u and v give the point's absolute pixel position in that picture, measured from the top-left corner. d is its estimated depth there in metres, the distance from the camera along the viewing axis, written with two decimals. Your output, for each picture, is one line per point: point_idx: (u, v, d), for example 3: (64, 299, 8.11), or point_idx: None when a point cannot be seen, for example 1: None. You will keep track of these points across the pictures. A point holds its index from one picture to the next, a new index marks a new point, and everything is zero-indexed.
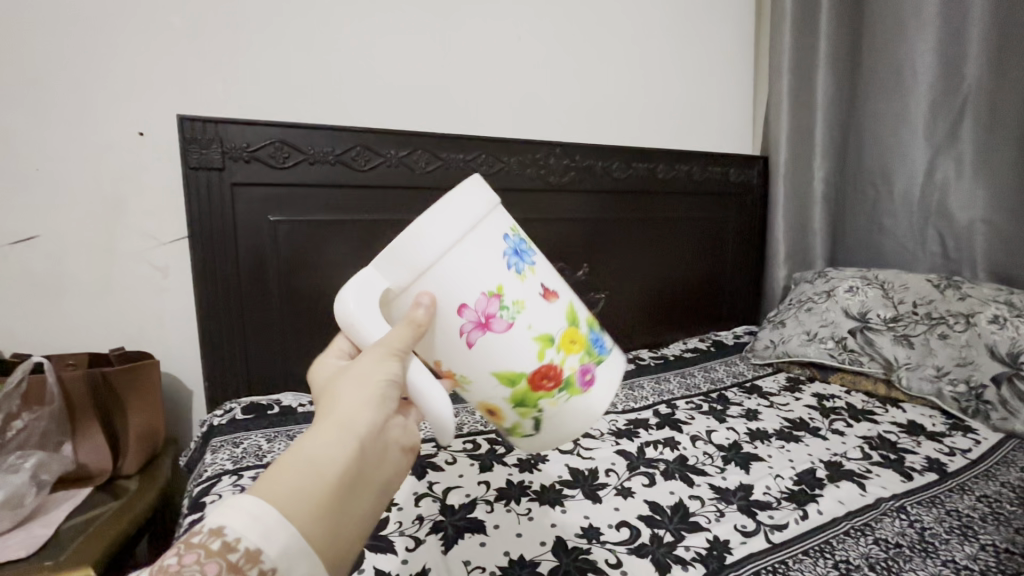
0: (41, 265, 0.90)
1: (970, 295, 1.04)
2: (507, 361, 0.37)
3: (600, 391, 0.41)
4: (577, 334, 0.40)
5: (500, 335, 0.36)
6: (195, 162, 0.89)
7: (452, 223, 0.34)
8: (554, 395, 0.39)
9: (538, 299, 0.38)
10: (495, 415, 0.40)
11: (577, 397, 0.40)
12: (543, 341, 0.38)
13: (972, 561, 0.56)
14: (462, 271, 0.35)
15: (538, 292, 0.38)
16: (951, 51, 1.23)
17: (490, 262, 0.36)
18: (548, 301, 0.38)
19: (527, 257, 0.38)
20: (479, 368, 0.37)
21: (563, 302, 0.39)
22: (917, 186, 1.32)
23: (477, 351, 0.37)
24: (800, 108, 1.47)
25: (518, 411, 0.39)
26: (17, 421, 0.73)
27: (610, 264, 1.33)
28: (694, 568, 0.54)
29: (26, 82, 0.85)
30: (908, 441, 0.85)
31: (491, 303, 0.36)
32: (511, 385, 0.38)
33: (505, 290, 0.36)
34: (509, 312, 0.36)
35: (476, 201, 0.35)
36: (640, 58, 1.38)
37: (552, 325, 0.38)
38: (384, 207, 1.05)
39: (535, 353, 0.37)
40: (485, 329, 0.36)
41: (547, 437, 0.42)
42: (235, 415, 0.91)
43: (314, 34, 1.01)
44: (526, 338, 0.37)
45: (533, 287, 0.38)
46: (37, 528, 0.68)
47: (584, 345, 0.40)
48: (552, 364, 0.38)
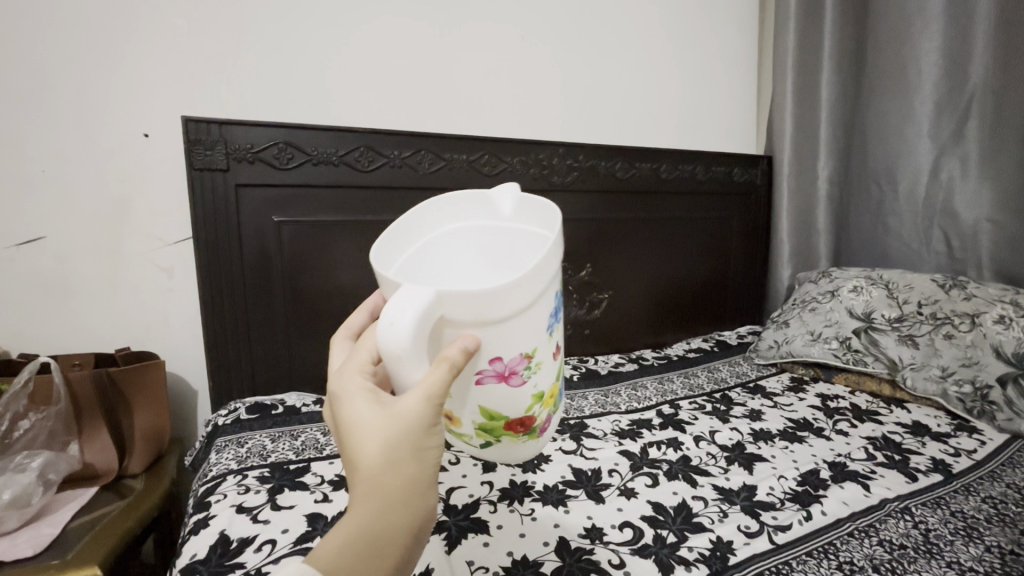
0: (48, 267, 0.90)
1: (975, 295, 1.04)
2: (498, 402, 0.35)
3: (546, 440, 0.41)
4: (555, 391, 0.39)
5: (511, 390, 0.35)
6: (199, 163, 0.89)
7: (528, 285, 0.32)
8: (516, 439, 0.38)
9: (550, 358, 0.37)
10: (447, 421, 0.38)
11: (531, 443, 0.39)
12: (536, 398, 0.36)
13: (977, 563, 0.55)
14: (521, 326, 0.33)
15: (553, 352, 0.37)
16: (956, 49, 1.22)
17: (538, 323, 0.34)
18: (553, 360, 0.37)
19: (558, 317, 0.37)
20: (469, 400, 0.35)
21: (560, 360, 0.39)
22: (922, 185, 1.31)
23: (480, 389, 0.34)
24: (805, 107, 1.46)
25: (475, 436, 0.37)
26: (24, 422, 0.74)
27: (614, 264, 1.33)
28: (697, 569, 0.54)
29: (32, 84, 0.85)
30: (913, 442, 0.85)
31: (521, 360, 0.34)
32: (489, 418, 0.36)
33: (537, 352, 0.35)
34: (529, 371, 0.35)
35: (548, 265, 0.33)
36: (644, 58, 1.37)
37: (549, 381, 0.37)
38: (387, 208, 1.05)
39: (526, 405, 0.36)
40: (504, 381, 0.34)
41: (486, 454, 0.40)
42: (240, 415, 0.91)
43: (317, 35, 1.01)
44: (528, 392, 0.35)
45: (551, 348, 0.37)
46: (45, 528, 0.68)
47: (556, 399, 0.39)
48: (531, 416, 0.37)
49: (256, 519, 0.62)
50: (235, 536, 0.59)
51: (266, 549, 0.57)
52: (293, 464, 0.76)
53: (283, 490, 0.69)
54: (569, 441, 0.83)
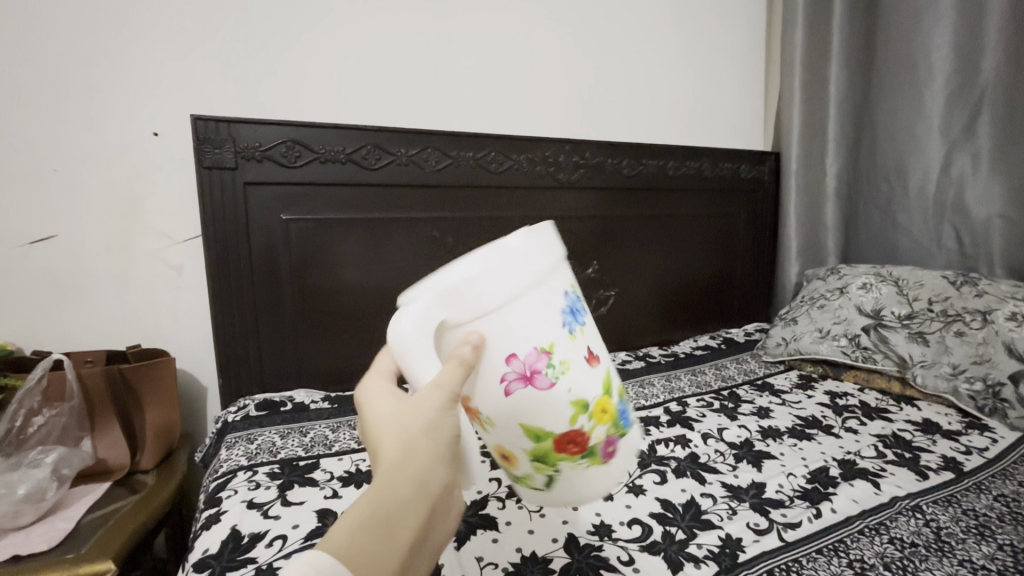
0: (60, 265, 0.91)
1: (986, 292, 1.03)
2: (535, 417, 0.34)
3: (617, 465, 0.38)
4: (609, 406, 0.36)
5: (541, 392, 0.33)
6: (209, 162, 0.90)
7: (517, 271, 0.31)
8: (575, 463, 0.35)
9: (582, 362, 0.35)
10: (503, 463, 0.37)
11: (595, 467, 0.36)
12: (578, 406, 0.34)
13: (990, 561, 0.55)
14: (524, 317, 0.32)
15: (583, 354, 0.35)
16: (968, 43, 1.21)
17: (547, 317, 0.33)
18: (591, 366, 0.35)
19: (579, 317, 0.36)
20: (506, 423, 0.34)
21: (603, 367, 0.36)
22: (933, 182, 1.30)
23: (511, 401, 0.33)
24: (814, 103, 1.45)
25: (533, 469, 0.36)
26: (37, 418, 0.75)
27: (620, 261, 1.33)
28: (707, 566, 0.54)
29: (44, 85, 0.86)
30: (923, 440, 0.84)
31: (540, 359, 0.33)
32: (535, 440, 0.34)
33: (555, 347, 0.33)
34: (554, 371, 0.33)
35: (540, 252, 0.33)
36: (651, 54, 1.37)
37: (590, 391, 0.35)
38: (395, 206, 1.05)
39: (568, 416, 0.34)
40: (528, 382, 0.33)
41: (556, 498, 0.38)
42: (249, 411, 0.92)
43: (325, 33, 1.02)
44: (564, 397, 0.34)
45: (579, 349, 0.35)
46: (59, 522, 0.69)
47: (614, 416, 0.36)
48: (582, 432, 0.35)
49: (267, 514, 0.63)
50: (247, 531, 0.60)
51: (277, 544, 0.57)
52: (303, 460, 0.77)
53: (293, 486, 0.69)
54: None
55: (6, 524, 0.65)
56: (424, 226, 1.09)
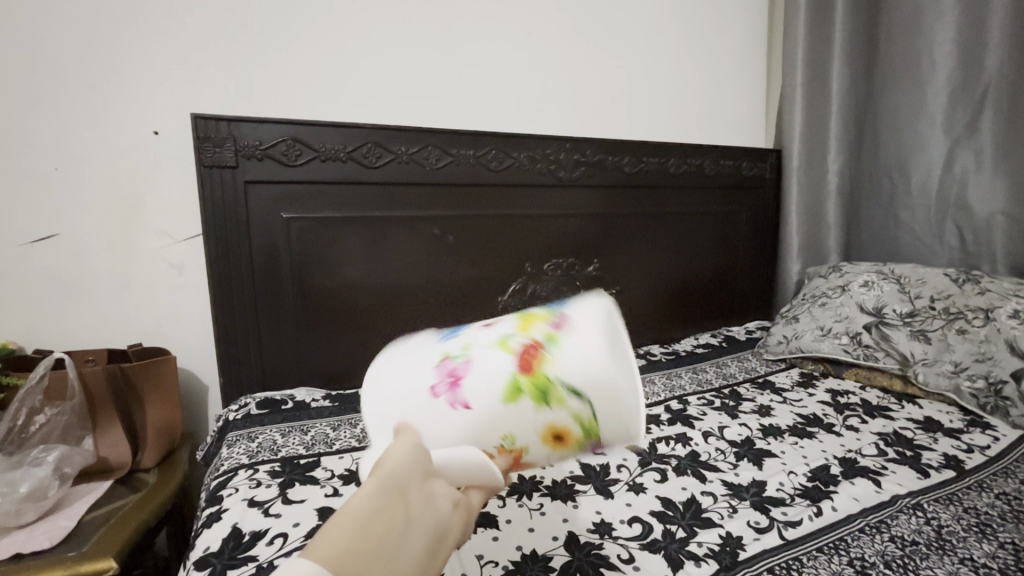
0: (62, 264, 0.91)
1: (989, 290, 1.03)
2: (493, 387, 0.35)
3: (577, 323, 0.39)
4: (526, 319, 0.40)
5: (470, 373, 0.35)
6: (209, 160, 0.90)
7: (385, 370, 0.39)
8: (552, 358, 0.36)
9: (479, 334, 0.39)
10: (563, 440, 0.36)
11: (567, 344, 0.37)
12: (501, 344, 0.37)
13: (990, 559, 0.55)
14: (416, 373, 0.37)
15: (476, 331, 0.39)
16: (972, 40, 1.20)
17: (428, 354, 0.38)
18: (488, 327, 0.40)
19: (460, 329, 0.41)
20: (495, 415, 0.35)
21: (503, 321, 0.41)
22: (935, 179, 1.29)
23: (475, 404, 0.34)
24: (817, 99, 1.44)
25: (562, 406, 0.35)
26: (39, 416, 0.75)
27: (621, 259, 1.33)
28: (707, 564, 0.54)
29: (45, 84, 0.86)
30: (925, 438, 0.84)
31: (446, 364, 0.37)
32: (518, 391, 0.35)
33: (448, 351, 0.38)
34: (462, 357, 0.37)
35: (395, 347, 0.42)
36: (652, 51, 1.36)
37: (499, 333, 0.38)
38: (395, 204, 1.05)
39: (502, 354, 0.36)
40: (457, 384, 0.35)
41: (604, 398, 0.36)
42: (250, 410, 0.92)
43: (325, 31, 1.01)
44: (484, 351, 0.37)
45: (473, 334, 0.39)
46: (61, 520, 0.69)
47: (535, 321, 0.40)
48: (525, 345, 0.37)
49: (267, 513, 0.63)
50: (247, 529, 0.60)
51: (278, 542, 0.57)
52: (303, 458, 0.77)
53: (294, 484, 0.69)
54: None
55: (9, 522, 0.65)
56: (424, 224, 1.09)
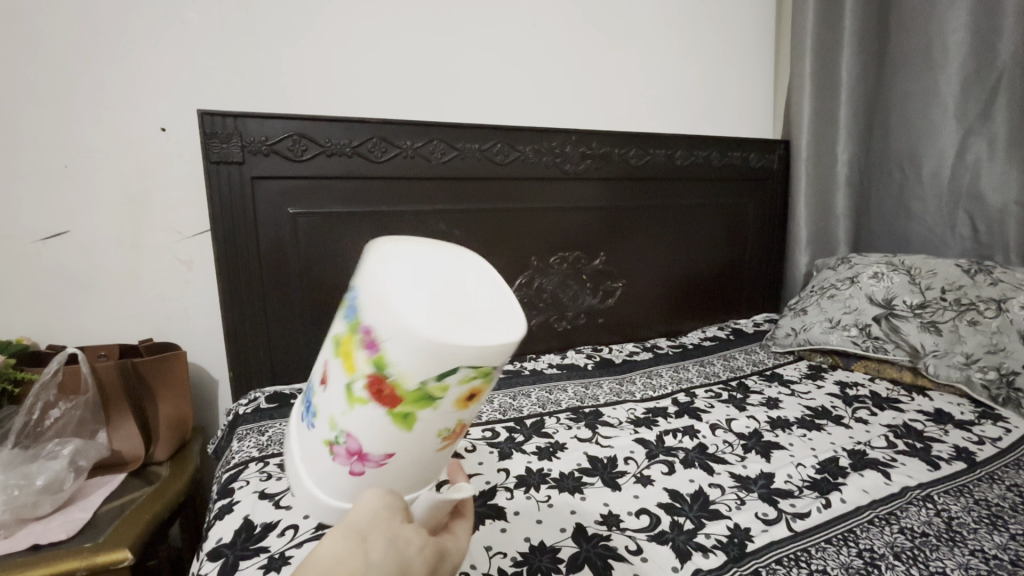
0: (73, 261, 0.93)
1: (1002, 281, 1.02)
2: (386, 432, 0.34)
3: (380, 302, 0.32)
4: (345, 344, 0.34)
5: (361, 439, 0.34)
6: (216, 156, 0.90)
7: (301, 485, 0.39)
8: (396, 377, 0.32)
9: (324, 392, 0.36)
10: (474, 396, 0.34)
11: (391, 350, 0.32)
12: (349, 402, 0.34)
13: (1002, 551, 0.54)
14: (324, 467, 0.37)
15: (321, 388, 0.37)
16: (985, 26, 1.18)
17: (313, 450, 0.37)
18: (329, 387, 0.36)
19: (308, 412, 0.39)
20: (408, 447, 0.35)
21: (329, 357, 0.37)
22: (947, 168, 1.28)
23: (393, 450, 0.34)
24: (825, 87, 1.41)
25: (449, 391, 0.33)
26: (53, 411, 0.76)
27: (627, 253, 1.32)
28: (715, 555, 0.54)
29: (54, 82, 0.87)
30: (935, 430, 0.84)
31: (336, 450, 0.36)
32: (406, 416, 0.33)
33: (326, 440, 0.36)
34: (337, 438, 0.35)
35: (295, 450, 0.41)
36: (658, 42, 1.35)
37: (335, 403, 0.35)
38: (402, 198, 1.06)
39: (366, 411, 0.34)
40: (362, 454, 0.35)
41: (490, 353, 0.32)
42: (260, 403, 0.93)
43: (329, 25, 1.01)
44: (352, 420, 0.34)
45: (323, 402, 0.37)
46: (77, 512, 0.71)
47: (348, 346, 0.34)
48: (367, 388, 0.33)
49: (278, 505, 0.64)
50: (259, 521, 0.61)
51: (289, 534, 0.58)
52: None
53: None
54: (584, 429, 0.84)
55: (25, 515, 0.67)
56: (429, 219, 1.09)
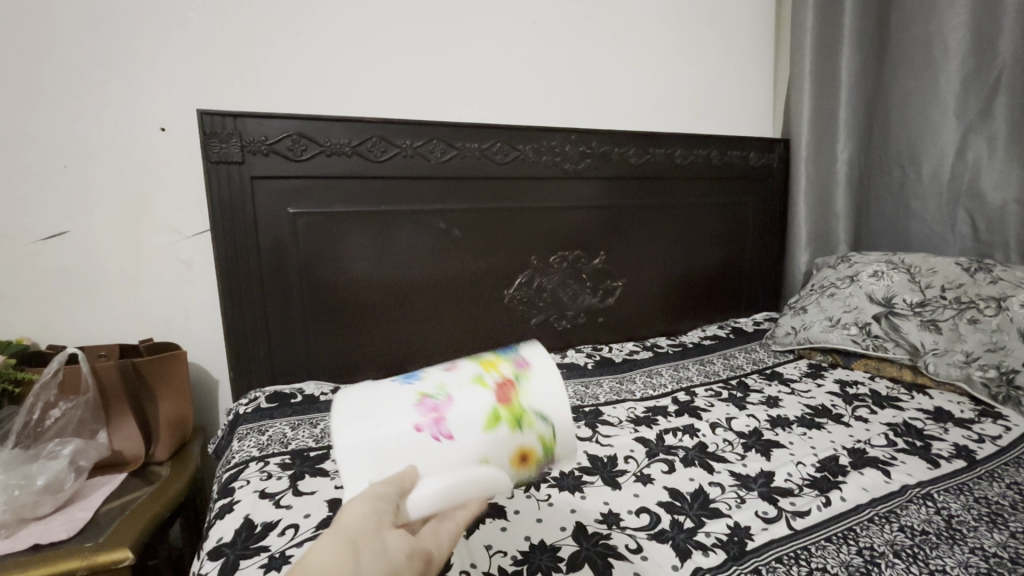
0: (73, 261, 0.93)
1: (1001, 279, 1.02)
2: (475, 420, 0.38)
3: (540, 355, 0.44)
4: (487, 361, 0.43)
5: (454, 406, 0.38)
6: (216, 156, 0.90)
7: (349, 413, 0.38)
8: (525, 392, 0.40)
9: (443, 373, 0.41)
10: (526, 461, 0.40)
11: (533, 379, 0.42)
12: (474, 384, 0.40)
13: (1001, 548, 0.54)
14: (397, 409, 0.38)
15: (438, 371, 0.42)
16: (986, 24, 1.18)
17: (396, 396, 0.39)
18: (452, 369, 0.42)
19: (407, 377, 0.42)
20: (468, 444, 0.38)
21: (463, 361, 0.43)
22: (946, 167, 1.28)
23: (459, 435, 0.38)
24: (825, 86, 1.41)
25: (528, 434, 0.39)
26: (54, 411, 0.76)
27: (627, 252, 1.32)
28: (715, 554, 0.54)
29: (53, 82, 0.87)
30: (935, 428, 0.84)
31: (426, 402, 0.38)
32: (495, 418, 0.39)
33: (419, 395, 0.39)
34: (437, 396, 0.39)
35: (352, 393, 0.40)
36: (658, 41, 1.35)
37: (461, 376, 0.41)
38: (402, 198, 1.05)
39: (478, 392, 0.39)
40: (440, 415, 0.38)
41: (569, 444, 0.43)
42: (261, 403, 0.93)
43: (329, 24, 1.01)
44: (461, 391, 0.39)
45: (434, 375, 0.41)
46: (78, 511, 0.71)
47: (497, 361, 0.43)
48: (498, 383, 0.40)
49: (278, 504, 0.64)
50: (260, 520, 0.61)
51: (289, 533, 0.58)
52: (313, 451, 0.78)
53: (304, 476, 0.70)
54: (584, 428, 0.84)
55: (27, 514, 0.67)
56: (429, 218, 1.09)
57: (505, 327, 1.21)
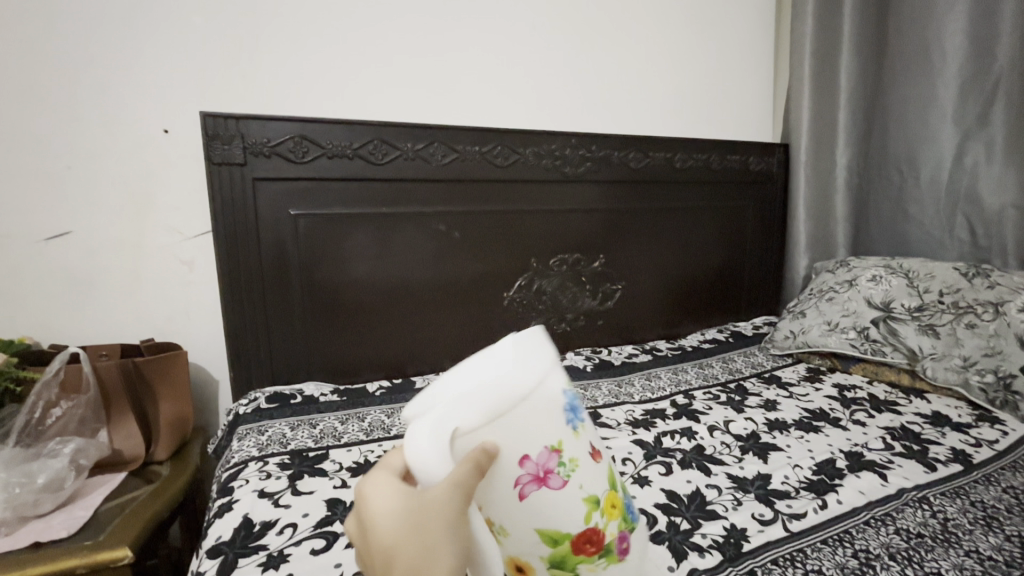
0: (76, 261, 0.93)
1: (999, 283, 1.02)
2: (554, 518, 0.30)
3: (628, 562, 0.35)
4: (609, 494, 0.33)
5: (558, 494, 0.30)
6: (218, 158, 0.91)
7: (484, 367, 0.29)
8: (591, 562, 0.32)
9: (589, 459, 0.32)
10: (524, 569, 0.32)
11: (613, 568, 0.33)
12: (590, 503, 0.31)
13: (996, 552, 0.55)
14: (544, 428, 0.30)
15: (588, 451, 0.32)
16: (983, 30, 1.18)
17: (548, 416, 0.30)
18: (596, 458, 0.33)
19: (579, 413, 0.33)
20: (512, 517, 0.30)
21: (606, 462, 0.34)
22: (945, 172, 1.28)
23: (521, 505, 0.30)
24: (824, 89, 1.42)
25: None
26: (55, 410, 0.77)
27: (627, 255, 1.33)
28: (710, 555, 0.55)
29: (59, 83, 0.88)
30: (932, 432, 0.84)
31: (551, 460, 0.30)
32: (553, 543, 0.31)
33: (564, 443, 0.31)
34: (565, 469, 0.31)
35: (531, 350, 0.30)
36: (659, 46, 1.36)
37: (598, 486, 0.32)
38: (402, 200, 1.06)
39: (583, 514, 0.31)
40: (543, 485, 0.30)
41: None
42: (261, 404, 0.94)
43: (333, 28, 1.02)
44: (574, 500, 0.31)
45: (585, 445, 0.32)
46: (77, 510, 0.71)
47: (622, 508, 0.34)
48: (585, 532, 0.31)
49: (277, 503, 0.64)
50: (258, 519, 0.61)
51: (287, 532, 0.59)
52: (312, 451, 0.78)
53: (303, 475, 0.71)
54: None
55: (27, 512, 0.67)
56: (430, 220, 1.09)
57: (506, 329, 1.21)
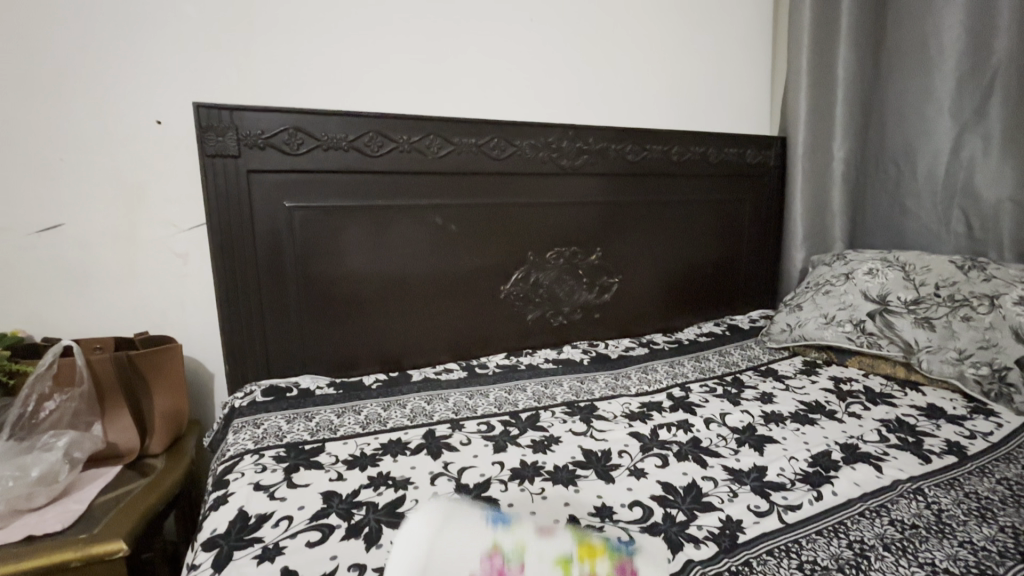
0: (69, 254, 0.92)
1: (995, 277, 1.02)
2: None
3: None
4: (577, 549, 0.44)
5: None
6: (212, 149, 0.90)
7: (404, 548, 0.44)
8: None
9: (536, 536, 0.45)
10: None
11: None
12: (562, 563, 0.42)
13: (990, 542, 0.55)
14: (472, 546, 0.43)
15: (533, 532, 0.45)
16: (982, 23, 1.18)
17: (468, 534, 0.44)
18: (548, 533, 0.45)
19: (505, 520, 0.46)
20: None
21: (562, 531, 0.46)
22: (942, 165, 1.28)
23: None
24: (823, 82, 1.41)
25: None
26: (48, 403, 0.76)
27: (624, 249, 1.33)
28: (706, 546, 0.55)
29: (49, 73, 0.87)
30: (927, 424, 0.84)
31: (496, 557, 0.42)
32: None
33: (500, 543, 0.43)
34: (515, 557, 0.42)
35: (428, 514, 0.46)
36: (657, 39, 1.35)
37: (562, 547, 0.44)
38: (398, 192, 1.05)
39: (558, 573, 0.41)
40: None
41: None
42: (256, 397, 0.93)
43: (327, 18, 1.01)
44: (543, 564, 0.42)
45: (527, 532, 0.45)
46: (72, 503, 0.71)
47: (600, 550, 0.44)
48: None
49: (273, 496, 0.64)
50: (254, 512, 0.61)
51: (283, 525, 0.58)
52: (308, 444, 0.78)
53: (299, 468, 0.71)
54: (578, 423, 0.84)
55: (20, 506, 0.67)
56: (426, 213, 1.09)
57: (502, 323, 1.21)
